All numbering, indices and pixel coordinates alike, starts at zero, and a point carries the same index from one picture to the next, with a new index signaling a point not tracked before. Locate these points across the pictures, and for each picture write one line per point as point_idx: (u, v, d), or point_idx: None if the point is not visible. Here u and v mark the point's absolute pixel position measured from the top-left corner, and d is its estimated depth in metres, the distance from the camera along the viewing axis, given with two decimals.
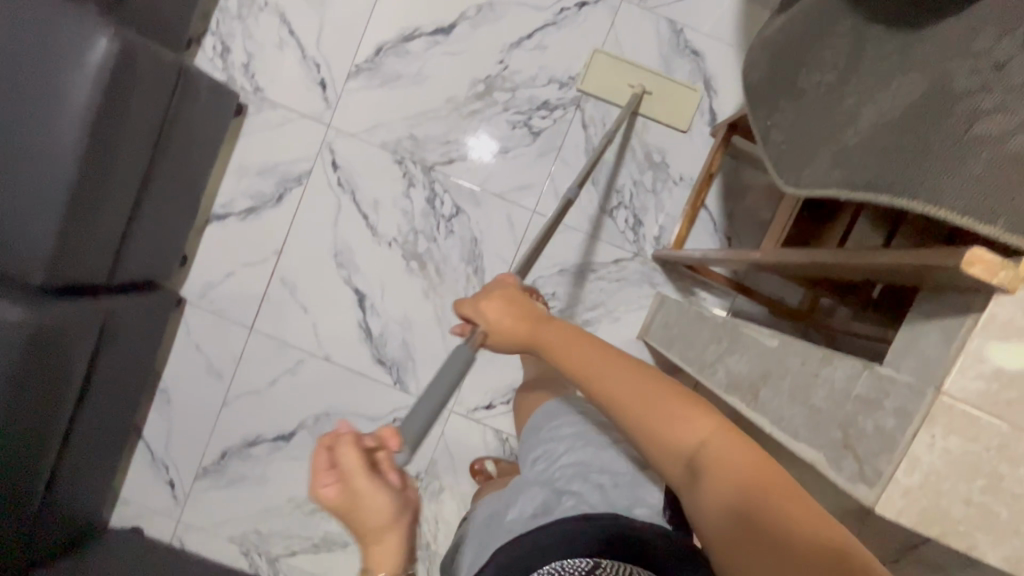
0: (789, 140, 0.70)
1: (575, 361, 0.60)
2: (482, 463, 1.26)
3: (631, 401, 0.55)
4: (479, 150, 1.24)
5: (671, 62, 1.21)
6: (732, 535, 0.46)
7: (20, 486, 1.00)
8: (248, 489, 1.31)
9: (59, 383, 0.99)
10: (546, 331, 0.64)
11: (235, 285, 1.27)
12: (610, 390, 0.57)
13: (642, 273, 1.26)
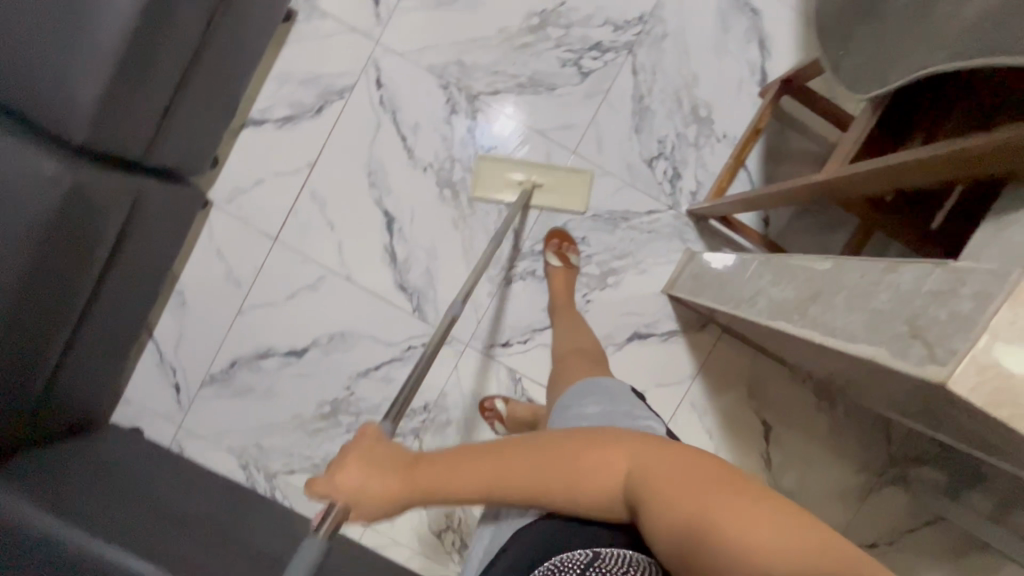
0: (879, 57, 0.70)
1: (476, 465, 0.62)
2: (493, 401, 1.25)
3: (551, 475, 0.60)
4: (502, 127, 1.24)
5: (729, 17, 1.20)
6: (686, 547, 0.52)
7: (35, 355, 0.99)
8: (254, 401, 1.30)
9: (83, 254, 0.98)
10: (420, 471, 0.62)
11: (264, 193, 1.26)
12: (528, 469, 0.61)
13: (674, 227, 1.25)
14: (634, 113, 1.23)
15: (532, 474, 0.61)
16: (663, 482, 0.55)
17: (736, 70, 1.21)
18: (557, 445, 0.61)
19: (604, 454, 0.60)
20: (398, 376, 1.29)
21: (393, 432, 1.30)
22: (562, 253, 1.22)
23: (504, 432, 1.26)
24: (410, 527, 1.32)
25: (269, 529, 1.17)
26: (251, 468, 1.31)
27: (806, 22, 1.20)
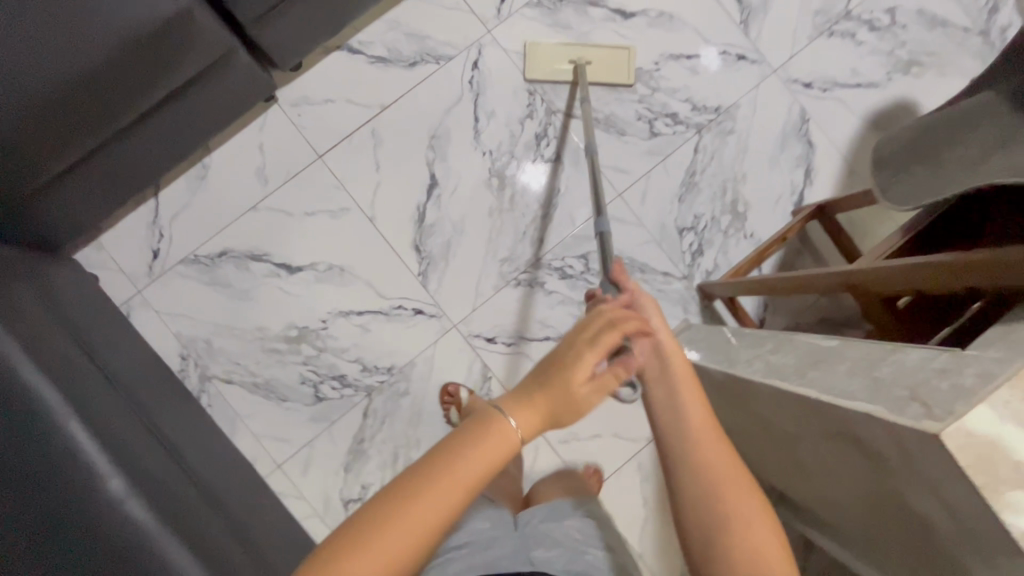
0: (918, 190, 0.82)
1: (693, 409, 0.59)
2: (457, 388, 1.24)
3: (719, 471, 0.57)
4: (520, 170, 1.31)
5: (788, 139, 1.35)
6: None
7: (43, 154, 0.93)
8: (226, 298, 1.25)
9: (150, 83, 0.96)
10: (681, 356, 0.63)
11: (329, 112, 1.28)
12: (711, 454, 0.57)
13: (681, 296, 1.32)
14: (682, 183, 1.33)
15: (699, 451, 0.57)
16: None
17: (780, 185, 1.34)
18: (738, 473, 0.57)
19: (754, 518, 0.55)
20: (377, 329, 1.27)
21: (347, 382, 1.26)
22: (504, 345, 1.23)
23: (456, 421, 1.24)
24: (321, 485, 1.24)
25: (185, 425, 1.09)
26: (190, 362, 1.24)
27: (849, 172, 1.35)
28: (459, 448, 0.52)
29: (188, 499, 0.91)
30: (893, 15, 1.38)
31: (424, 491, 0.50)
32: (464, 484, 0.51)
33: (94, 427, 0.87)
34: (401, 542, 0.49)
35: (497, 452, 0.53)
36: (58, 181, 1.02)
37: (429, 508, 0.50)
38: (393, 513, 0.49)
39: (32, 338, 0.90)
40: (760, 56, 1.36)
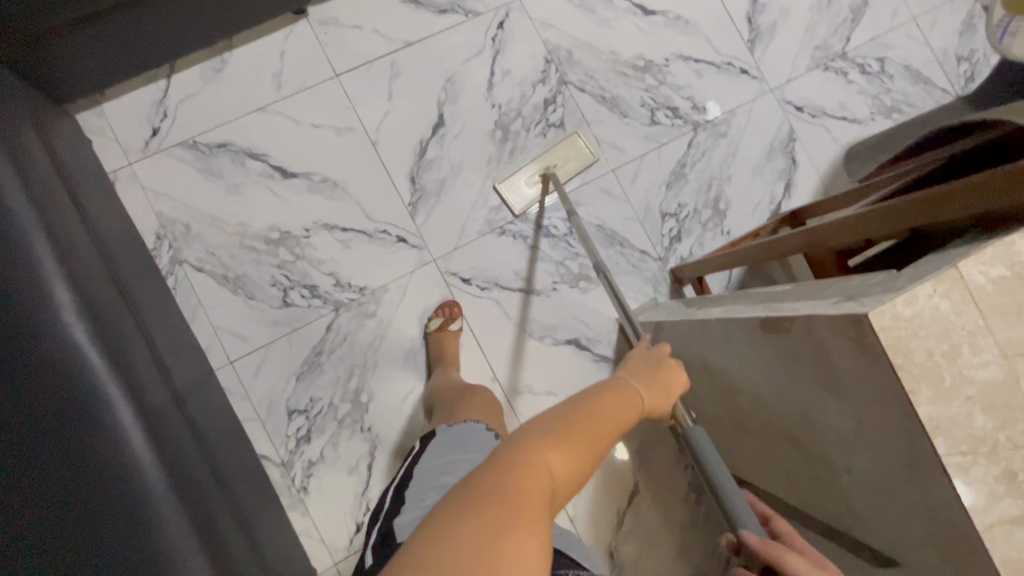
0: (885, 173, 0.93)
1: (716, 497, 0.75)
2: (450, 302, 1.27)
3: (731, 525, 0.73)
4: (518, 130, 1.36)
5: (774, 153, 1.44)
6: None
7: None
8: (215, 188, 1.25)
9: None
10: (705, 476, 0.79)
11: (353, 36, 1.33)
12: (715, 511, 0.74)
13: (654, 276, 1.37)
14: (672, 172, 1.40)
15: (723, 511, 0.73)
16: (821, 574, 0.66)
17: (761, 193, 1.43)
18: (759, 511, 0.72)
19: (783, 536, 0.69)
20: (358, 248, 1.28)
21: (318, 293, 1.26)
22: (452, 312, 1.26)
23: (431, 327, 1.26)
24: (269, 390, 1.23)
25: (146, 291, 1.08)
26: (164, 242, 1.23)
27: (824, 194, 1.45)
28: (609, 392, 0.72)
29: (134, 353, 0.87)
30: (882, 64, 1.51)
31: (594, 409, 0.65)
32: (618, 417, 0.68)
33: (57, 245, 0.83)
34: (580, 446, 0.59)
35: (636, 407, 0.73)
36: (74, 28, 1.02)
37: (598, 422, 0.64)
38: (571, 417, 0.62)
39: (14, 148, 0.87)
40: (761, 74, 1.47)
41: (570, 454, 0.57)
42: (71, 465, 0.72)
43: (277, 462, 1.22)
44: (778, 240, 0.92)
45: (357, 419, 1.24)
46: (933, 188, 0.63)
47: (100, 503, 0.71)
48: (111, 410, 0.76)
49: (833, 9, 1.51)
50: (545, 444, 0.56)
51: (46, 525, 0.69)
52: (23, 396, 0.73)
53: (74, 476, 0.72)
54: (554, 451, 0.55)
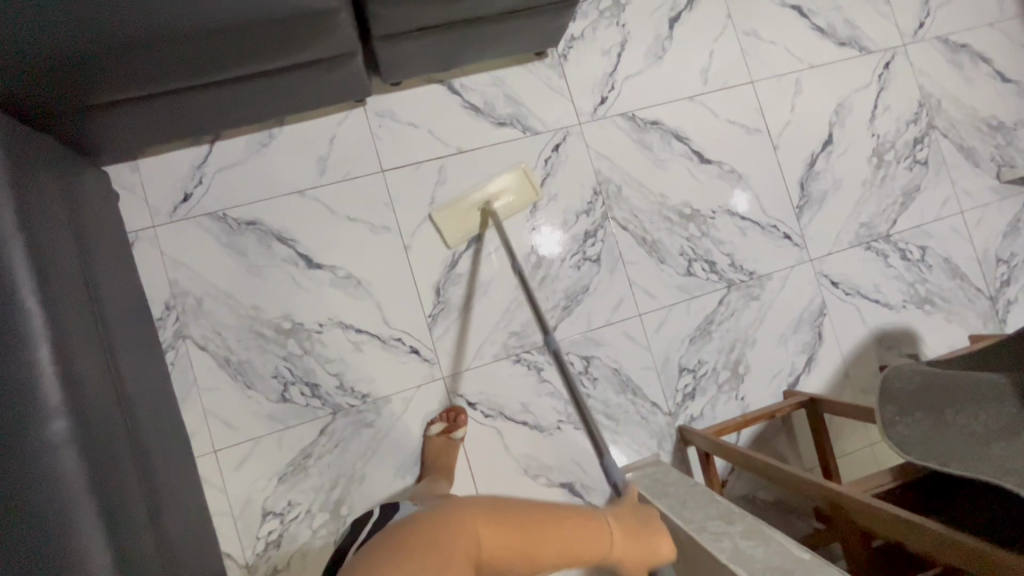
0: (904, 434, 0.88)
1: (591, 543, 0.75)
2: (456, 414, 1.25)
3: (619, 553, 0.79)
4: (541, 246, 1.34)
5: (802, 324, 1.43)
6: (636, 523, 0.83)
7: (124, 82, 0.93)
8: (235, 266, 1.21)
9: (252, 59, 0.98)
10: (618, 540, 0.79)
11: (408, 135, 1.31)
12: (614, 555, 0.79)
13: (660, 431, 1.35)
14: (698, 327, 1.38)
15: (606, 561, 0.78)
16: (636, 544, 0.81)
17: (781, 362, 1.41)
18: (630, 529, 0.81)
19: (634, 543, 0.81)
20: (369, 353, 1.24)
21: (319, 392, 1.22)
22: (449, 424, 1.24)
23: (432, 432, 1.23)
24: (247, 486, 1.18)
25: (145, 375, 1.06)
26: (172, 313, 1.19)
27: (843, 375, 1.43)
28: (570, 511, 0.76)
29: (111, 474, 0.85)
30: (924, 253, 1.51)
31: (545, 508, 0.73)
32: (586, 532, 0.75)
33: (62, 362, 0.83)
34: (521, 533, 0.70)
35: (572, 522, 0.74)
36: (120, 104, 0.99)
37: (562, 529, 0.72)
38: (522, 511, 0.72)
39: (40, 245, 0.86)
40: (804, 242, 1.46)
41: (501, 529, 0.69)
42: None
43: (240, 563, 1.17)
44: (829, 485, 0.90)
45: (332, 532, 1.19)
46: (955, 532, 0.71)
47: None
48: (83, 550, 0.79)
49: (885, 188, 1.50)
50: (459, 520, 0.67)
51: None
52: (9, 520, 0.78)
53: None
54: (481, 527, 0.68)
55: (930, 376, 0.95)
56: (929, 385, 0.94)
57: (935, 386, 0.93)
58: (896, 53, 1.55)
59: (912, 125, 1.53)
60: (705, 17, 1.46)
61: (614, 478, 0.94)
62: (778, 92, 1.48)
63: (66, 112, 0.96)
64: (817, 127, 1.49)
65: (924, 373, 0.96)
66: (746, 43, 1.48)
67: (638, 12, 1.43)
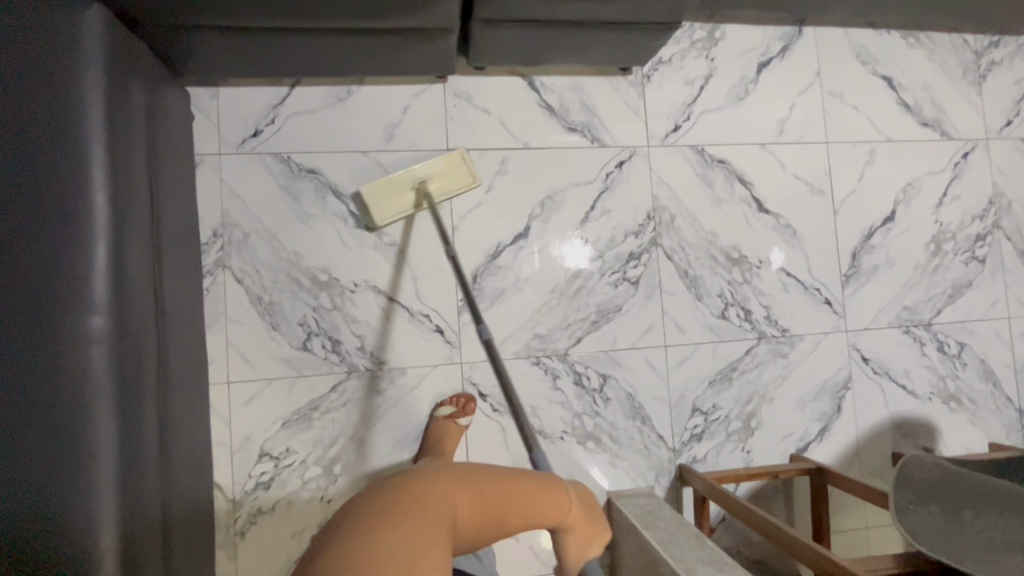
0: (919, 524, 0.88)
1: (524, 505, 0.73)
2: (464, 402, 1.23)
3: (536, 508, 0.74)
4: (569, 255, 1.33)
5: (823, 392, 1.41)
6: (562, 506, 0.78)
7: (230, 10, 0.95)
8: (287, 210, 1.23)
9: (353, 13, 0.99)
10: (535, 494, 0.75)
11: (479, 121, 1.32)
12: (535, 513, 0.74)
13: (660, 465, 1.34)
14: (720, 371, 1.37)
15: (522, 498, 0.73)
16: (542, 506, 0.75)
17: (795, 426, 1.39)
18: (540, 487, 0.76)
19: (541, 498, 0.75)
20: (395, 322, 1.26)
21: (339, 349, 1.23)
22: (455, 408, 1.22)
23: (439, 412, 1.22)
24: (250, 424, 1.20)
25: (183, 295, 1.08)
26: (218, 241, 1.21)
27: (853, 453, 1.41)
28: (535, 480, 0.77)
29: (136, 375, 0.88)
30: (961, 349, 1.48)
31: (512, 480, 0.74)
32: (542, 497, 0.75)
33: (115, 264, 0.85)
34: (495, 504, 0.71)
35: (549, 505, 0.76)
36: (219, 30, 1.01)
37: (522, 498, 0.73)
38: (489, 475, 0.73)
39: (119, 147, 0.88)
40: (844, 311, 1.44)
41: (472, 496, 0.70)
42: (45, 484, 0.79)
43: (227, 496, 1.18)
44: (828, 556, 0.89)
45: (321, 487, 1.20)
46: None
47: (55, 531, 0.79)
48: (94, 445, 0.81)
49: (936, 277, 1.48)
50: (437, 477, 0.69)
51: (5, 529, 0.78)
52: (37, 400, 0.80)
53: (57, 494, 0.79)
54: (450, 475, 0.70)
55: (952, 474, 0.94)
56: (949, 481, 0.93)
57: (960, 484, 0.91)
58: (977, 145, 1.52)
59: (977, 220, 1.50)
60: (794, 69, 1.45)
61: (534, 483, 0.76)
62: (851, 158, 1.47)
63: (166, 28, 0.98)
64: (882, 202, 1.47)
65: (948, 471, 0.95)
66: (830, 103, 1.46)
67: (729, 50, 1.43)
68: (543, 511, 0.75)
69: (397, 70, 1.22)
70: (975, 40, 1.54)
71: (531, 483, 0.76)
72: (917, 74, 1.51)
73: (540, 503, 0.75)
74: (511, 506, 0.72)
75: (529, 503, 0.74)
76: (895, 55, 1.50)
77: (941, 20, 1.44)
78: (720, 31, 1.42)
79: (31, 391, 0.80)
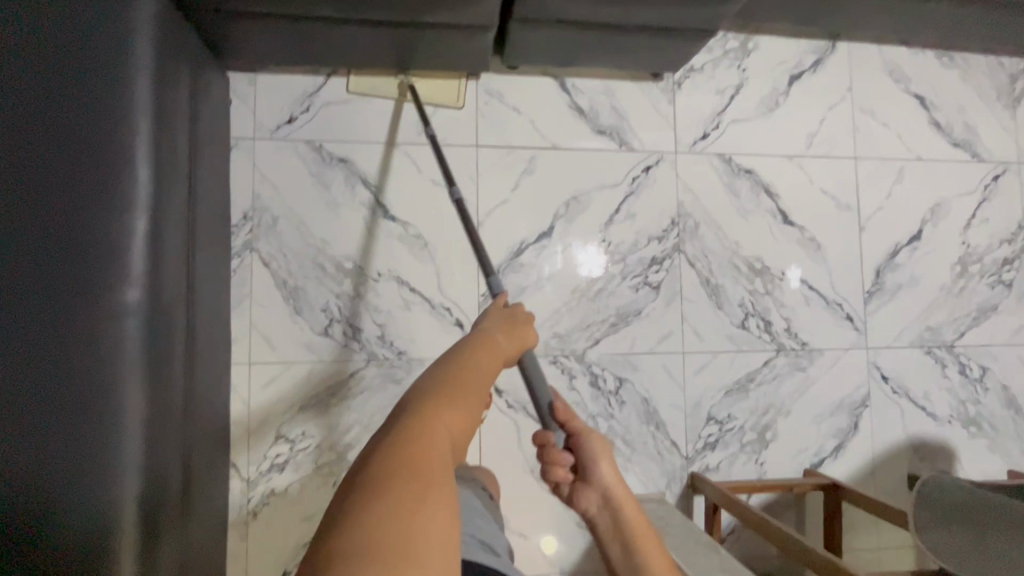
0: (942, 543, 0.89)
1: (482, 371, 0.54)
2: None
3: (489, 367, 0.56)
4: (584, 262, 1.33)
5: (841, 408, 1.40)
6: (501, 353, 0.60)
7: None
8: (317, 197, 1.25)
9: (395, 6, 1.01)
10: (484, 360, 0.55)
11: (510, 119, 1.33)
12: (491, 372, 0.56)
13: (672, 472, 1.33)
14: (737, 381, 1.36)
15: (481, 370, 0.54)
16: (489, 362, 0.56)
17: (810, 440, 1.38)
18: (490, 346, 0.59)
19: (486, 355, 0.56)
20: (416, 313, 1.27)
21: (359, 337, 1.24)
22: None
23: None
24: (269, 406, 1.21)
25: (212, 275, 1.10)
26: (248, 224, 1.23)
27: (868, 471, 1.40)
28: (461, 348, 0.57)
29: (165, 350, 0.89)
30: (983, 373, 1.46)
31: (454, 360, 0.54)
32: (487, 354, 0.57)
33: (152, 238, 0.87)
34: (463, 387, 0.51)
35: (492, 358, 0.57)
36: (263, 18, 1.03)
37: (476, 364, 0.54)
38: (431, 378, 0.51)
39: (163, 125, 0.90)
40: (865, 328, 1.43)
41: (443, 398, 0.48)
42: (70, 449, 0.80)
43: (242, 476, 1.19)
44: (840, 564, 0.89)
45: (334, 473, 1.21)
46: None
47: (78, 496, 0.80)
48: (122, 414, 0.82)
49: (961, 299, 1.46)
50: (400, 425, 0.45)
51: (28, 492, 0.79)
52: (67, 368, 0.82)
53: (81, 462, 0.80)
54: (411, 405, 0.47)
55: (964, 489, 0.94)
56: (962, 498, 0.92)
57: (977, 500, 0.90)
58: (1009, 168, 1.51)
59: (1005, 244, 1.49)
60: (826, 83, 1.45)
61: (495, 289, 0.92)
62: (880, 174, 1.46)
63: (214, 12, 1.00)
64: (910, 220, 1.46)
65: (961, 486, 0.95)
66: (860, 119, 1.46)
67: (762, 61, 1.43)
68: (489, 359, 0.56)
69: (432, 65, 1.23)
70: (1011, 62, 1.53)
71: (470, 350, 0.56)
72: (950, 94, 1.50)
73: (491, 361, 0.57)
74: (480, 383, 0.53)
75: (484, 374, 0.54)
76: (929, 74, 1.49)
77: (977, 41, 1.43)
78: (753, 42, 1.43)
79: (62, 357, 0.81)
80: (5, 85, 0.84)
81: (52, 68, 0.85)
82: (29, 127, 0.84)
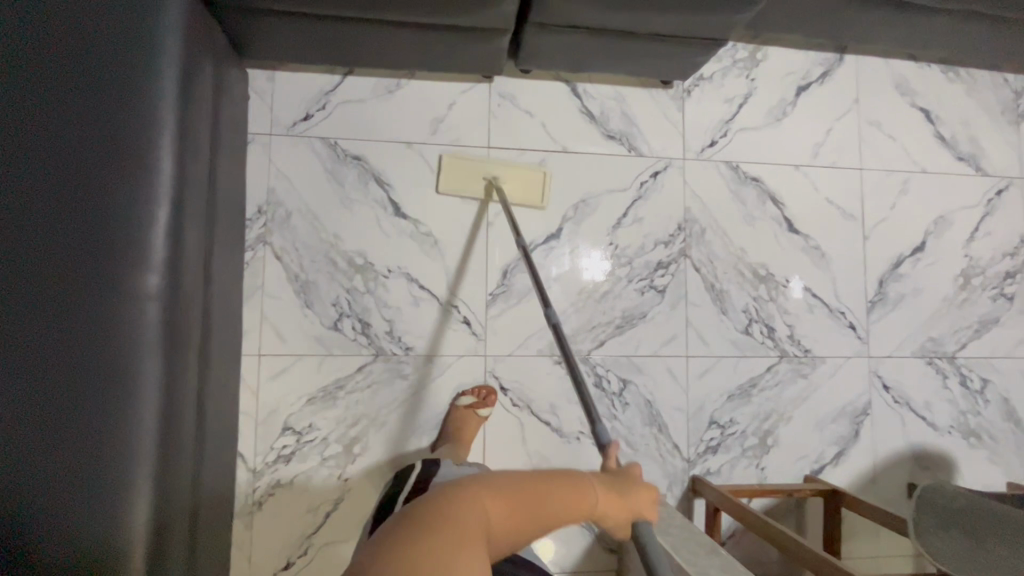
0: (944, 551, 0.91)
1: (552, 506, 0.62)
2: (486, 394, 1.25)
3: (565, 505, 0.62)
4: (589, 268, 1.35)
5: (842, 415, 1.41)
6: (596, 503, 0.63)
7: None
8: (330, 193, 1.27)
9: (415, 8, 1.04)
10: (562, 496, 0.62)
11: (521, 121, 1.35)
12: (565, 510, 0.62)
13: (673, 474, 1.34)
14: (740, 386, 1.38)
15: (556, 508, 0.62)
16: (569, 502, 0.62)
17: (811, 447, 1.39)
18: (581, 482, 0.64)
19: (569, 491, 0.63)
20: (425, 310, 1.28)
21: (368, 332, 1.26)
22: (477, 399, 1.24)
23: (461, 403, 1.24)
24: (277, 397, 1.22)
25: (227, 266, 1.12)
26: (261, 218, 1.25)
27: (868, 479, 1.41)
28: (553, 474, 0.64)
29: (182, 336, 0.91)
30: (984, 385, 1.47)
31: (541, 480, 0.63)
32: (572, 491, 0.63)
33: (173, 226, 0.89)
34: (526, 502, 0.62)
35: (579, 501, 0.62)
36: (286, 16, 1.06)
37: (552, 495, 0.62)
38: (512, 478, 0.63)
39: (187, 116, 0.93)
40: (867, 337, 1.44)
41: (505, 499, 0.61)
42: (86, 430, 0.82)
43: (248, 466, 1.21)
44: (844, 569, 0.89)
45: (340, 465, 1.23)
46: None
47: (93, 477, 0.81)
48: (138, 399, 0.84)
49: (963, 311, 1.48)
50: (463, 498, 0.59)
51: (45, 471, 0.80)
52: (87, 349, 0.83)
53: (98, 442, 0.82)
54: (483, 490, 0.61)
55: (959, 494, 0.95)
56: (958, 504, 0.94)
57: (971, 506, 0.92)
58: (1012, 183, 1.53)
59: (1008, 258, 1.50)
60: (833, 95, 1.47)
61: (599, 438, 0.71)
62: (885, 186, 1.48)
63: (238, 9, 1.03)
64: (914, 232, 1.48)
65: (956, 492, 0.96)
66: (867, 131, 1.48)
67: (771, 72, 1.45)
68: (575, 503, 0.62)
69: (448, 67, 1.26)
70: (1016, 80, 1.55)
71: (558, 483, 0.63)
72: (955, 109, 1.52)
73: (572, 502, 0.62)
74: (546, 512, 0.62)
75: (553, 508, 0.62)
76: (935, 88, 1.51)
77: (983, 58, 1.46)
78: (762, 53, 1.45)
79: (83, 339, 0.83)
80: (36, 74, 0.86)
81: (83, 59, 0.87)
82: (57, 115, 0.86)
